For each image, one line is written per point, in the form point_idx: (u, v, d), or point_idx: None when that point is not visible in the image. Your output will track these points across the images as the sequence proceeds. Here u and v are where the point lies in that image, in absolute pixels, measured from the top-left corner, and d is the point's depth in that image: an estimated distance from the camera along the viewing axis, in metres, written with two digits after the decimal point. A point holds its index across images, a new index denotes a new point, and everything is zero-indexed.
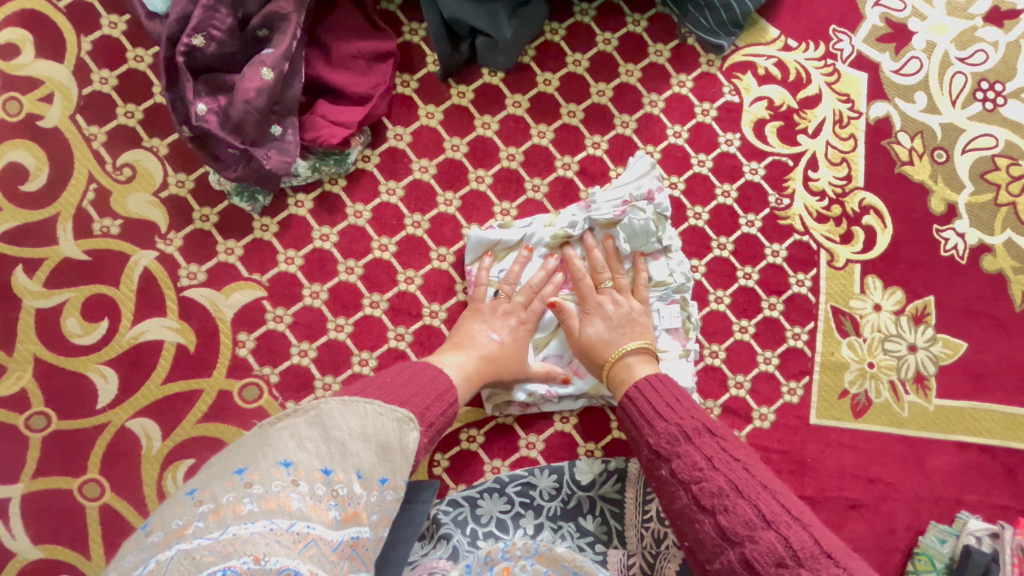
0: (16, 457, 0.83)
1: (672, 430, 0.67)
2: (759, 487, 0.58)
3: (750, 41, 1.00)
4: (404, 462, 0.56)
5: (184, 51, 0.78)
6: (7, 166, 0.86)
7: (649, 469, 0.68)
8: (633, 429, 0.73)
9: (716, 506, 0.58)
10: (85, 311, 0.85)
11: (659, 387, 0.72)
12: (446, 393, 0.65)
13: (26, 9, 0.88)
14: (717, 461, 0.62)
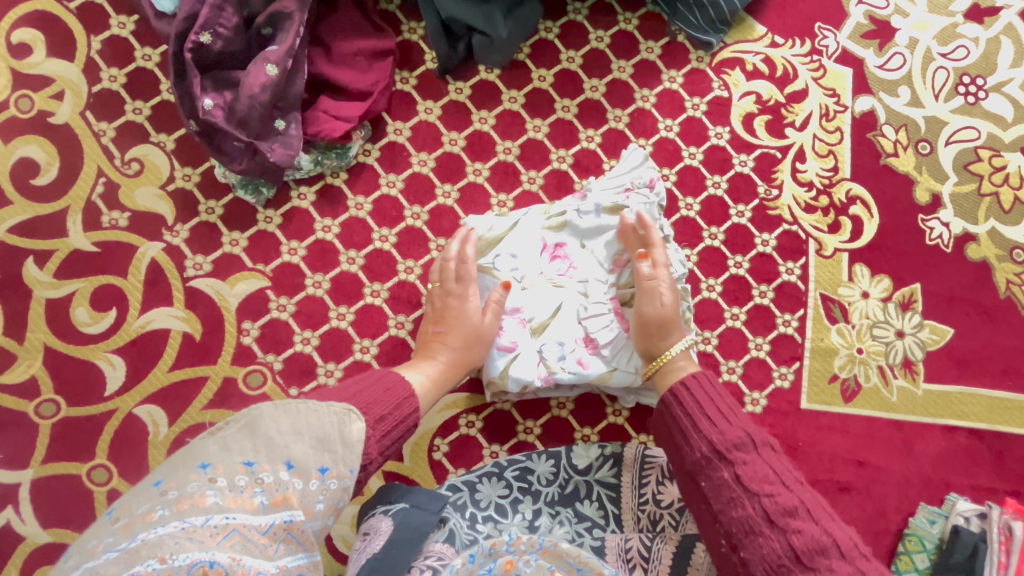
0: (25, 444, 0.85)
1: (740, 435, 0.70)
2: (819, 510, 0.63)
3: (738, 38, 1.03)
4: (352, 452, 0.58)
5: (191, 48, 0.81)
6: (19, 161, 0.89)
7: (700, 467, 0.70)
8: (688, 425, 0.74)
9: (789, 523, 0.61)
10: (94, 301, 0.87)
11: (711, 393, 0.75)
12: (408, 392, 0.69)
13: (38, 10, 0.91)
14: (787, 481, 0.65)
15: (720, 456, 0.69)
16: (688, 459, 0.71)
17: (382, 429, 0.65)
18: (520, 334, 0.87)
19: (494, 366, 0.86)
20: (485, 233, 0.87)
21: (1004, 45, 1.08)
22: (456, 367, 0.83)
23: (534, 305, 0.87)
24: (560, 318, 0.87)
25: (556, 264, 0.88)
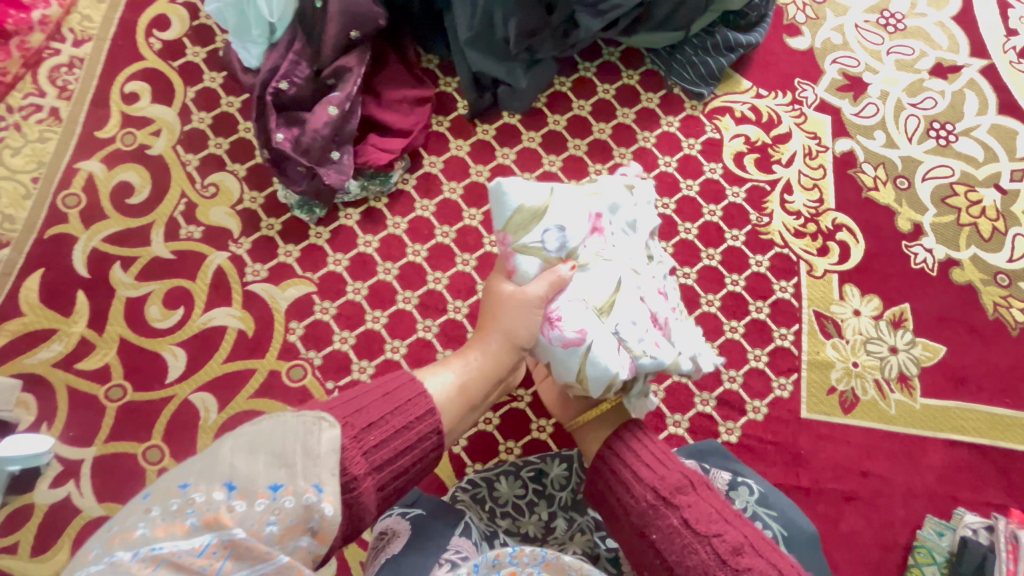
0: (92, 423, 0.95)
1: (681, 478, 0.70)
2: (762, 540, 0.65)
3: (726, 90, 1.19)
4: (320, 466, 0.55)
5: (271, 93, 1.00)
6: (118, 184, 1.07)
7: (650, 517, 0.68)
8: (626, 475, 0.72)
9: (741, 563, 0.61)
10: (166, 300, 1.01)
11: (646, 439, 0.75)
12: (401, 399, 0.66)
13: (148, 68, 1.13)
14: (728, 515, 0.66)
15: (659, 498, 0.68)
16: (632, 512, 0.69)
17: (372, 436, 0.62)
18: (585, 319, 0.72)
19: (570, 369, 0.73)
20: (521, 208, 0.73)
21: (969, 97, 1.22)
22: (478, 370, 0.76)
23: (586, 283, 0.74)
24: (625, 292, 0.75)
25: (602, 243, 0.76)
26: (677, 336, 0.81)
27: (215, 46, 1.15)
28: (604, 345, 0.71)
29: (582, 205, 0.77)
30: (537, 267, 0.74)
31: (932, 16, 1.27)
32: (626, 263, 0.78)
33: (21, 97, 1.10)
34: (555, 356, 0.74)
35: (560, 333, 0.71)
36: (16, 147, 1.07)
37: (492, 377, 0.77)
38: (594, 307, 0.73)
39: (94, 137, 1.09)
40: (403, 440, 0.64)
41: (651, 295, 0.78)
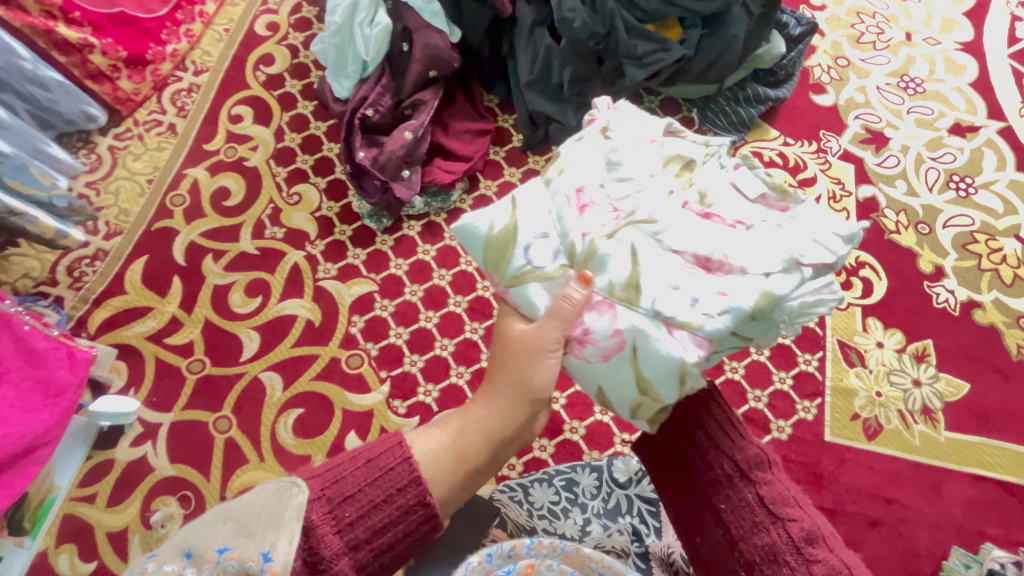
0: (173, 391, 1.07)
1: (762, 453, 0.67)
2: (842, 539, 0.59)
3: (755, 137, 1.31)
4: (277, 535, 0.49)
5: (358, 119, 1.17)
6: (218, 188, 1.24)
7: (723, 486, 0.66)
8: (705, 442, 0.69)
9: (813, 554, 0.58)
10: (247, 289, 1.15)
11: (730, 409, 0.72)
12: (389, 463, 0.57)
13: (253, 95, 1.33)
14: (807, 504, 0.62)
15: (736, 470, 0.66)
16: (700, 480, 0.67)
17: (351, 510, 0.54)
18: (609, 320, 0.60)
19: (627, 387, 0.62)
20: (493, 233, 0.64)
21: (987, 154, 1.31)
22: (481, 430, 0.65)
23: (600, 274, 0.60)
24: (649, 252, 0.60)
25: (600, 216, 0.62)
26: (752, 253, 0.58)
27: (310, 80, 1.34)
28: (647, 343, 0.58)
29: (557, 195, 0.63)
30: (536, 286, 0.63)
31: (949, 82, 1.39)
32: (635, 222, 0.61)
33: (147, 113, 1.30)
34: (603, 376, 0.63)
35: (596, 346, 0.61)
36: (138, 153, 1.26)
37: (491, 439, 0.65)
38: (611, 308, 0.60)
39: (202, 149, 1.28)
40: (380, 512, 0.55)
41: (685, 234, 0.60)
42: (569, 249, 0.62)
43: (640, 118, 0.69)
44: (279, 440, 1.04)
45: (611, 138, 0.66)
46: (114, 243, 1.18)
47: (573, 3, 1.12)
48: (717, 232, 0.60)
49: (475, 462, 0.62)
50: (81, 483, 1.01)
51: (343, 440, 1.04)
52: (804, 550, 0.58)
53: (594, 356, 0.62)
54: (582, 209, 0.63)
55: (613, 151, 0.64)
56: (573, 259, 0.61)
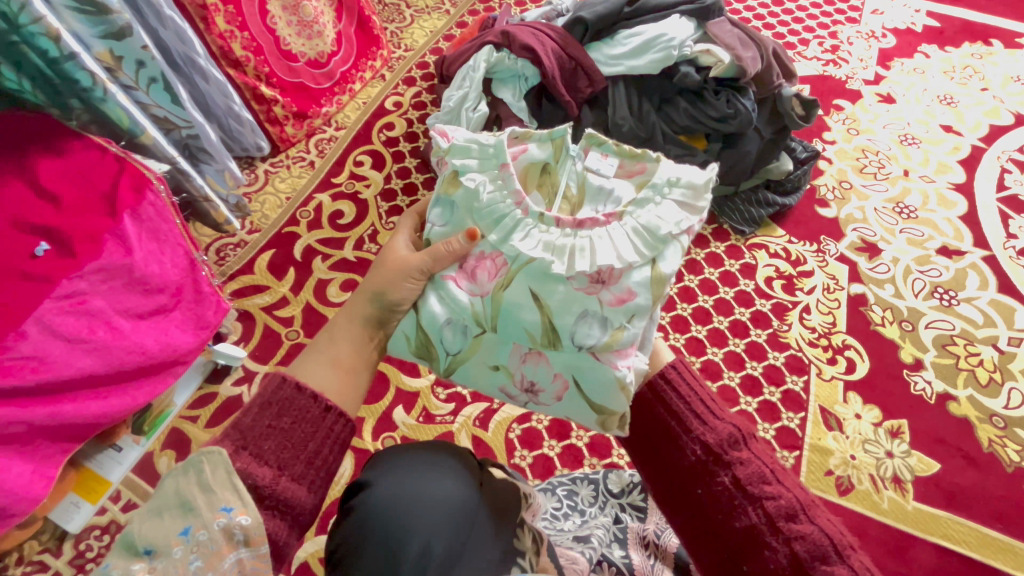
0: (272, 351, 1.38)
1: (732, 432, 0.71)
2: (819, 507, 0.65)
3: (764, 233, 1.59)
4: (223, 491, 0.58)
5: None
6: (335, 210, 1.62)
7: (701, 472, 0.69)
8: (675, 429, 0.74)
9: (793, 528, 0.62)
10: (342, 285, 1.48)
11: (698, 391, 0.77)
12: (285, 404, 0.66)
13: (374, 149, 1.76)
14: (781, 479, 0.67)
15: (710, 454, 0.70)
16: (678, 469, 0.71)
17: (274, 447, 0.63)
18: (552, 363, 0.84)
19: (586, 412, 0.83)
20: (409, 343, 0.85)
21: (971, 274, 1.51)
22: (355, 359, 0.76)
23: (521, 323, 0.82)
24: (554, 293, 0.82)
25: (489, 274, 0.84)
26: (630, 238, 0.81)
27: (418, 144, 1.77)
28: (579, 371, 0.82)
29: (444, 284, 0.84)
30: (475, 357, 0.86)
31: (940, 213, 1.63)
32: (530, 264, 0.83)
33: (296, 151, 1.74)
34: (566, 408, 0.86)
35: (547, 391, 0.85)
36: (284, 178, 1.68)
37: (365, 348, 0.78)
38: (541, 355, 0.85)
39: (330, 181, 1.69)
40: (305, 430, 0.65)
41: (572, 259, 0.81)
42: (476, 307, 0.84)
43: (484, 152, 0.85)
44: None
45: (470, 186, 0.84)
46: (254, 238, 1.56)
47: (624, 113, 1.48)
48: (598, 237, 0.82)
49: (359, 372, 0.75)
50: (192, 407, 1.30)
51: (392, 410, 1.29)
52: (782, 527, 0.62)
53: (552, 397, 0.85)
54: (473, 277, 0.84)
55: (477, 199, 0.83)
56: (491, 320, 0.84)
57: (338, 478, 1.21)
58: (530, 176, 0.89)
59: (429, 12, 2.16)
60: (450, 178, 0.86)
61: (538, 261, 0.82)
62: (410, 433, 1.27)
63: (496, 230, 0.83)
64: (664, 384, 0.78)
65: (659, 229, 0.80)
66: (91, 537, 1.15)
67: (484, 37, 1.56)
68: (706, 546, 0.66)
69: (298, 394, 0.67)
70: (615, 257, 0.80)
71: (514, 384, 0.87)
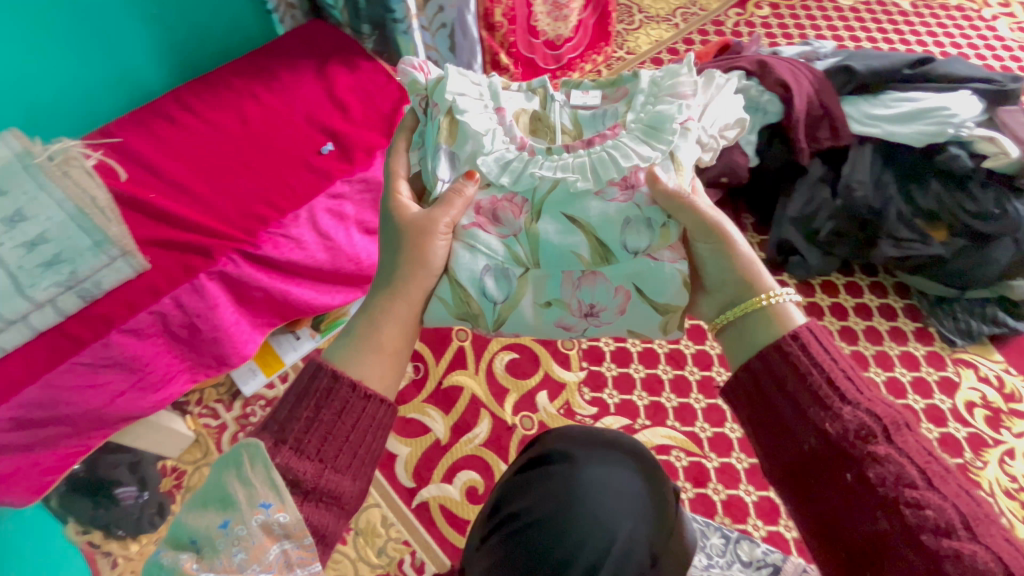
0: None
1: (869, 420, 0.58)
2: (989, 524, 0.52)
3: (976, 351, 1.40)
4: (261, 487, 0.57)
5: None
6: None
7: (819, 459, 0.59)
8: (791, 414, 0.61)
9: (946, 546, 0.50)
10: None
11: (830, 362, 0.62)
12: (325, 397, 0.63)
13: None
14: (938, 487, 0.54)
15: (836, 449, 0.58)
16: (790, 464, 0.61)
17: (314, 441, 0.61)
18: (618, 278, 0.83)
19: (654, 325, 0.84)
20: (447, 304, 0.81)
21: None
22: (402, 334, 0.74)
23: (574, 242, 0.82)
24: (595, 213, 0.81)
25: (510, 211, 0.83)
26: (648, 142, 0.80)
27: None
28: (640, 277, 0.82)
29: (473, 235, 0.82)
30: (524, 298, 0.84)
31: None
32: (552, 189, 0.83)
33: None
34: (628, 321, 0.85)
35: (608, 308, 0.84)
36: None
37: (409, 331, 0.76)
38: (596, 275, 0.84)
39: None
40: (346, 423, 0.63)
41: (601, 171, 0.79)
42: (510, 242, 0.83)
43: (475, 102, 0.83)
44: (495, 366, 1.34)
45: (469, 131, 0.81)
46: None
47: (863, 176, 1.36)
48: (616, 145, 0.81)
49: (402, 354, 0.73)
50: None
51: (537, 392, 1.30)
52: (927, 541, 0.51)
53: (614, 314, 0.84)
54: (495, 218, 0.83)
55: (480, 141, 0.81)
56: (535, 252, 0.83)
57: (475, 438, 1.24)
58: (527, 122, 0.88)
59: (658, 21, 2.14)
60: (445, 125, 0.82)
61: (565, 181, 0.81)
62: (548, 420, 1.27)
63: (495, 160, 0.82)
64: (781, 359, 0.63)
65: (665, 115, 0.80)
66: (257, 405, 1.27)
67: (735, 61, 1.49)
68: (823, 546, 0.59)
69: (335, 382, 0.64)
70: (634, 153, 0.79)
71: (570, 311, 0.85)
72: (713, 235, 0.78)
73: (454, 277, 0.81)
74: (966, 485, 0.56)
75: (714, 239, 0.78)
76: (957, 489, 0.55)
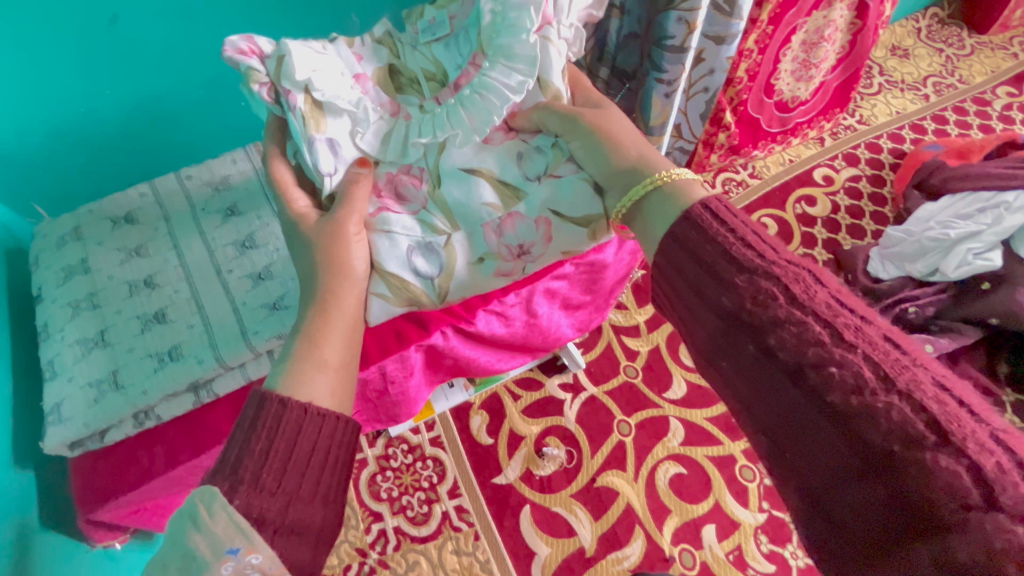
0: (607, 375, 1.28)
1: (768, 284, 0.46)
2: (916, 370, 0.41)
3: None
4: (222, 530, 0.44)
5: (900, 308, 1.24)
6: None
7: (726, 342, 0.49)
8: (690, 297, 0.51)
9: (855, 405, 0.41)
10: None
11: (730, 239, 0.50)
12: (276, 415, 0.49)
13: (785, 219, 1.52)
14: (851, 340, 0.43)
15: (736, 324, 0.47)
16: (703, 347, 0.52)
17: (277, 467, 0.48)
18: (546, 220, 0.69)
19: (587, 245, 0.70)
20: (383, 299, 0.65)
21: None
22: (345, 328, 0.60)
23: (482, 193, 0.69)
24: (489, 159, 0.71)
25: (413, 183, 0.70)
26: (508, 67, 0.67)
27: (837, 237, 1.49)
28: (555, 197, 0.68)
29: (384, 214, 0.67)
30: (457, 262, 0.68)
31: None
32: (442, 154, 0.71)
33: (700, 180, 1.58)
34: (559, 247, 0.70)
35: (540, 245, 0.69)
36: None
37: (352, 329, 0.61)
38: (515, 215, 0.69)
39: None
40: (306, 440, 0.50)
41: (479, 120, 0.68)
42: (422, 214, 0.69)
43: (326, 67, 0.67)
44: (658, 477, 1.16)
45: (337, 107, 0.67)
46: None
47: None
48: (483, 84, 0.68)
49: (352, 362, 0.59)
50: (518, 383, 1.27)
51: (704, 524, 1.12)
52: (842, 417, 0.41)
53: (544, 246, 0.69)
54: (397, 196, 0.70)
55: (354, 116, 0.68)
56: (448, 204, 0.69)
57: (625, 558, 1.08)
58: (384, 77, 0.74)
59: (903, 88, 1.80)
60: (307, 111, 0.65)
61: (448, 141, 0.70)
62: (713, 563, 1.09)
63: (374, 134, 0.70)
64: (680, 251, 0.52)
65: (516, 25, 0.66)
66: (399, 449, 1.19)
67: None
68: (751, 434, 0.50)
69: (284, 407, 0.50)
70: (507, 90, 0.67)
71: (502, 258, 0.69)
72: (584, 129, 0.66)
73: (382, 267, 0.65)
74: (888, 328, 0.45)
75: (585, 131, 0.66)
76: (875, 346, 0.42)
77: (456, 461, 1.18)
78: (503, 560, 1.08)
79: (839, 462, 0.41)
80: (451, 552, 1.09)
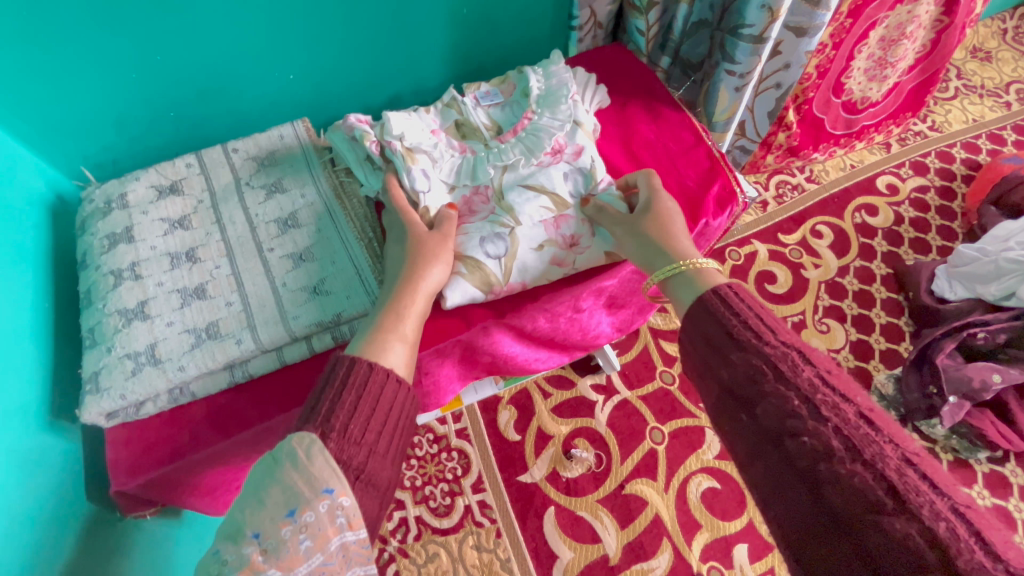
0: (641, 380, 1.23)
1: (751, 362, 0.47)
2: (883, 444, 0.41)
3: None
4: (319, 470, 0.46)
5: (969, 333, 1.16)
6: (768, 270, 1.36)
7: (720, 409, 0.49)
8: (699, 363, 0.52)
9: (825, 473, 0.41)
10: None
11: (728, 309, 0.51)
12: (363, 377, 0.52)
13: (842, 228, 1.43)
14: (824, 414, 0.43)
15: (728, 394, 0.48)
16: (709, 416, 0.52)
17: (365, 422, 0.50)
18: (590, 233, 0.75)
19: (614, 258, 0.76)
20: (462, 278, 0.70)
21: None
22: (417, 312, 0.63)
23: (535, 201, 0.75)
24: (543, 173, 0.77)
25: (480, 197, 0.77)
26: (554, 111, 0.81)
27: (898, 251, 1.40)
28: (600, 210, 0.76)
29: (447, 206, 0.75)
30: (521, 248, 0.73)
31: None
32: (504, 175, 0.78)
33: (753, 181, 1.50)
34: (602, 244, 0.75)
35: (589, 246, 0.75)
36: None
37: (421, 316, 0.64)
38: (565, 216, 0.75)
39: (776, 235, 1.42)
40: (385, 405, 0.52)
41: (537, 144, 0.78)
42: (492, 217, 0.75)
43: (405, 120, 0.78)
44: (690, 489, 1.12)
45: (419, 146, 0.77)
46: None
47: None
48: (534, 127, 0.80)
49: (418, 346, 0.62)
50: (549, 381, 1.23)
51: (734, 542, 1.07)
52: (819, 486, 0.41)
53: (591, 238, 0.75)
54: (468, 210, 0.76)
55: (433, 153, 0.77)
56: (512, 206, 0.75)
57: (651, 571, 1.04)
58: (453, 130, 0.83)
59: (982, 94, 1.67)
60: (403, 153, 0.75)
61: (511, 164, 0.78)
62: None
63: (448, 169, 0.78)
64: (697, 318, 0.53)
65: (558, 90, 0.82)
66: (424, 438, 1.18)
67: None
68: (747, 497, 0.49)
69: (374, 370, 0.53)
70: (558, 130, 0.79)
71: (558, 247, 0.74)
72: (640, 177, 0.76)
73: (463, 252, 0.71)
74: (868, 406, 0.44)
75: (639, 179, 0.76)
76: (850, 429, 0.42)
77: (482, 455, 1.16)
78: (524, 560, 1.06)
79: (804, 520, 0.42)
80: (472, 547, 1.07)
